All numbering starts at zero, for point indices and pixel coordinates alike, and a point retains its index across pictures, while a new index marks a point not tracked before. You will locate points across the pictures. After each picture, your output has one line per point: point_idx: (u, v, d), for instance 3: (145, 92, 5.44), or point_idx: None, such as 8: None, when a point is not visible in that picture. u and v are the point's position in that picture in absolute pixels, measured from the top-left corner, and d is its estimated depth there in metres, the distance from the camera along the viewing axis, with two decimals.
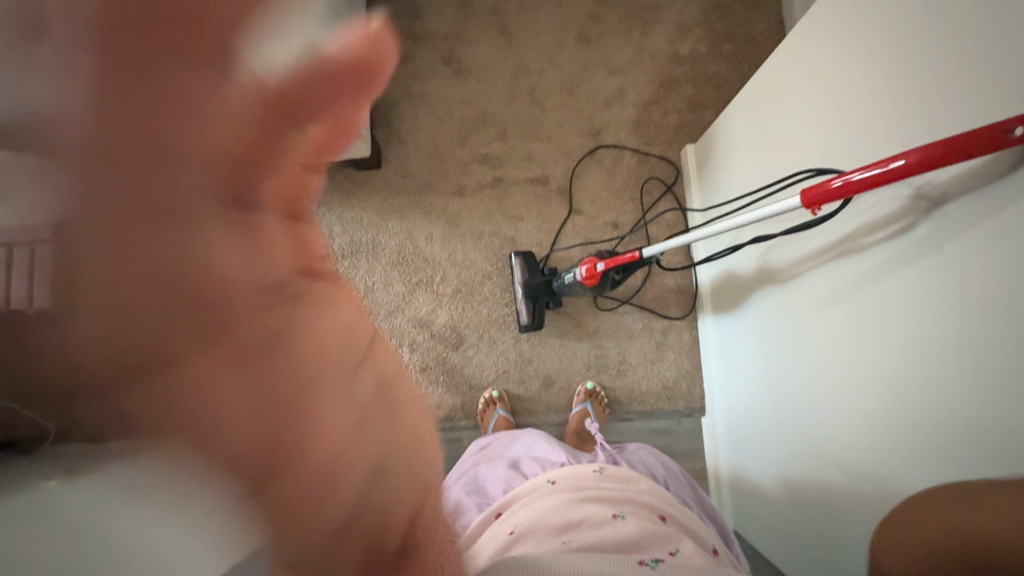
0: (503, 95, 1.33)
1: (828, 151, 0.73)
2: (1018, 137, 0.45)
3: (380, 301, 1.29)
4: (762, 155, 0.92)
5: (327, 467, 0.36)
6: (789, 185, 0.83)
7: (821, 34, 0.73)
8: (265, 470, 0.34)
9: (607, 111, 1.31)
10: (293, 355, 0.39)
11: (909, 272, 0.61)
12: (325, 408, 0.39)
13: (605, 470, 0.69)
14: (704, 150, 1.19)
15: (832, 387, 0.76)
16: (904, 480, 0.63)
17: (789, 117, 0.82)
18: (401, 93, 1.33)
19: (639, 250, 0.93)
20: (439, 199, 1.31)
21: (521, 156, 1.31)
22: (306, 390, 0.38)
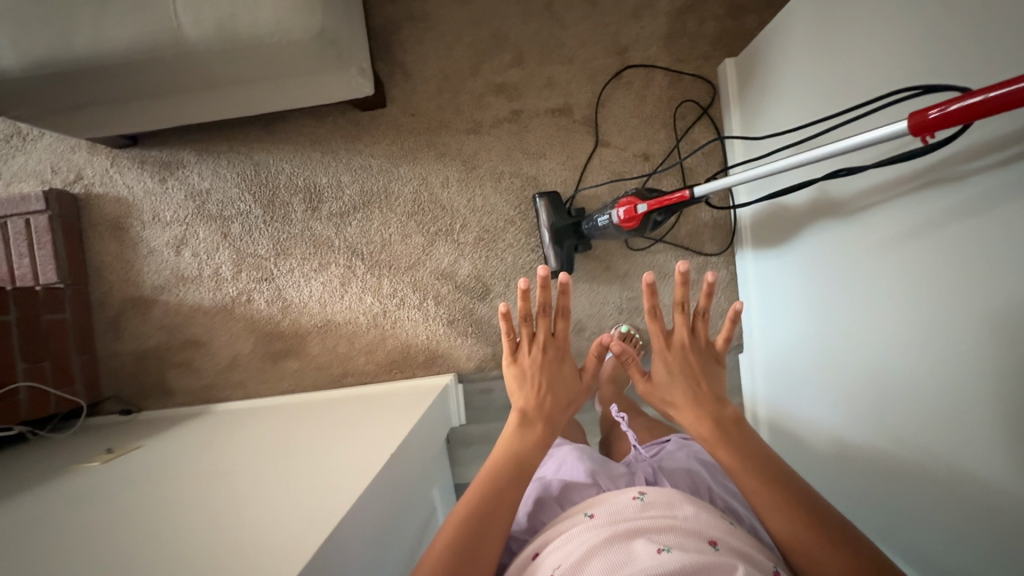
0: (516, 12, 1.17)
1: (916, 58, 0.62)
2: None
3: (399, 255, 1.22)
4: (824, 71, 0.80)
5: (524, 476, 0.65)
6: (865, 104, 0.72)
7: None
8: (513, 485, 0.63)
9: (635, 23, 1.16)
10: (522, 427, 0.70)
11: (1014, 206, 0.53)
12: (532, 445, 0.68)
13: (647, 497, 0.61)
14: (748, 66, 1.06)
15: (896, 331, 0.71)
16: (959, 454, 0.63)
17: (865, 21, 0.70)
18: (401, 16, 1.18)
19: (688, 189, 0.85)
20: (453, 139, 1.20)
21: (540, 83, 1.18)
22: (525, 436, 0.69)
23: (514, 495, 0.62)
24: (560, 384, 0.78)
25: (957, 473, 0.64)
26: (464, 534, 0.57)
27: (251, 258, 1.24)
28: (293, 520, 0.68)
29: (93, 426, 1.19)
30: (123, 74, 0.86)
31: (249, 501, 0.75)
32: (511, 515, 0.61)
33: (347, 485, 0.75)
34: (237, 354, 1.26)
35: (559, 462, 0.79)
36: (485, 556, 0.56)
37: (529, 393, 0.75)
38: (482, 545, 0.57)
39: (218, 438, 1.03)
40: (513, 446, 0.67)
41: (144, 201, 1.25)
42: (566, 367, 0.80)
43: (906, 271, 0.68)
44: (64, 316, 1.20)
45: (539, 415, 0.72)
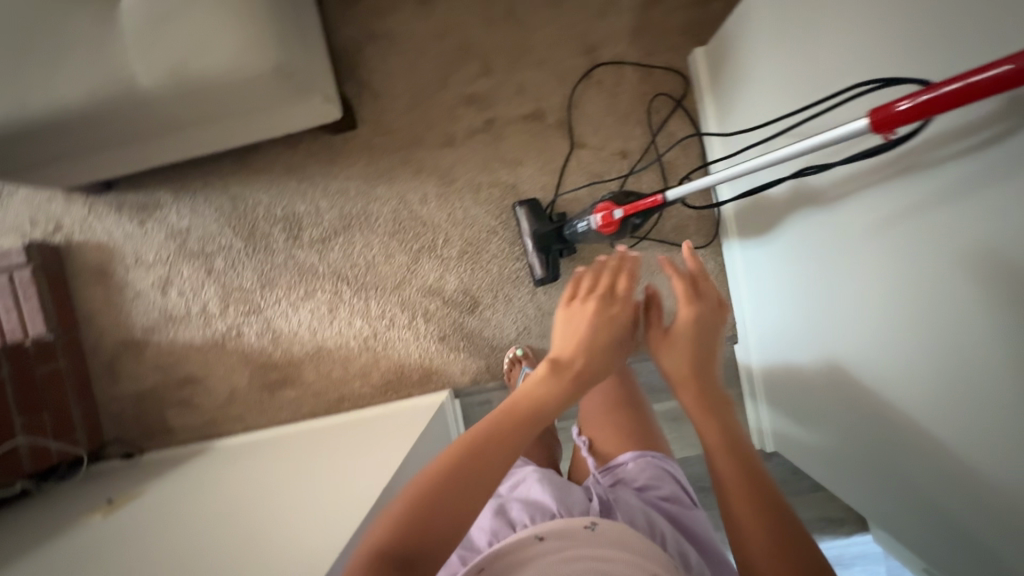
0: (480, 20, 1.16)
1: (875, 46, 0.61)
2: None
3: (384, 275, 1.21)
4: (792, 60, 0.78)
5: (530, 423, 0.58)
6: (833, 93, 0.70)
7: None
8: (515, 426, 0.58)
9: (602, 21, 1.14)
10: (549, 372, 0.63)
11: (988, 193, 0.51)
12: (550, 390, 0.61)
13: (598, 527, 0.65)
14: (718, 55, 1.04)
15: (886, 316, 0.70)
16: (952, 438, 0.63)
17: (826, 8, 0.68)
18: (364, 35, 1.17)
19: (663, 192, 0.84)
20: (427, 154, 1.18)
21: (510, 90, 1.16)
22: (546, 380, 0.62)
23: (512, 443, 0.56)
24: (607, 335, 0.67)
25: (950, 456, 0.64)
26: (432, 497, 0.51)
27: (237, 292, 1.23)
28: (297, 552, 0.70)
29: (97, 473, 1.19)
30: (85, 127, 0.85)
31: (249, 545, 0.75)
32: (503, 466, 0.55)
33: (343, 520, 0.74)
34: (233, 389, 1.26)
35: (521, 480, 0.80)
36: (464, 501, 0.52)
37: (572, 336, 0.67)
38: (450, 514, 0.50)
39: (220, 476, 1.03)
40: (534, 390, 0.61)
41: (125, 245, 1.24)
42: (626, 315, 0.69)
43: (887, 257, 0.67)
44: (58, 366, 1.20)
45: (572, 360, 0.64)
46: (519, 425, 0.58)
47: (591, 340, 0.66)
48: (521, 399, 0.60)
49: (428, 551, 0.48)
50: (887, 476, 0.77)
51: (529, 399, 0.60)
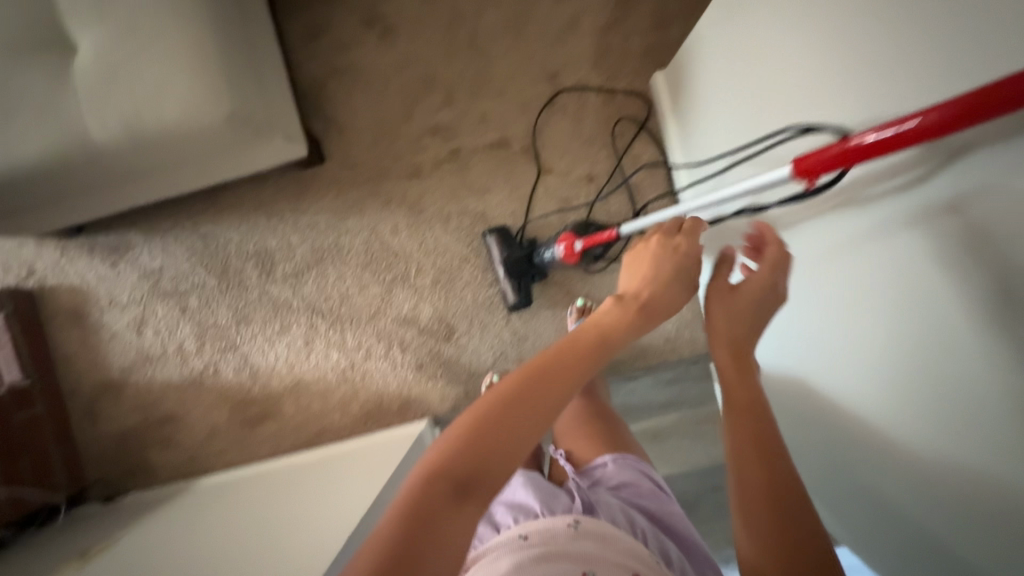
0: (441, 52, 1.17)
1: (821, 77, 0.62)
2: None
3: (359, 307, 1.22)
4: (745, 87, 0.80)
5: (596, 349, 0.54)
6: (785, 121, 0.72)
7: None
8: (581, 348, 0.53)
9: (561, 47, 1.16)
10: (615, 304, 0.59)
11: (922, 226, 0.52)
12: (618, 317, 0.57)
13: (581, 525, 0.65)
14: (676, 79, 1.06)
15: (850, 346, 0.69)
16: (920, 471, 0.60)
17: (774, 38, 0.70)
18: (327, 71, 1.19)
19: (614, 230, 0.85)
20: (396, 185, 1.19)
21: (475, 119, 1.18)
22: (612, 310, 0.58)
23: (578, 369, 0.51)
24: (674, 273, 0.62)
25: (924, 493, 0.60)
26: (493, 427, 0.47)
27: (213, 328, 1.24)
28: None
29: (77, 518, 1.19)
30: (45, 181, 0.85)
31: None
32: (566, 391, 0.50)
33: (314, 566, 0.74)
34: (213, 426, 1.26)
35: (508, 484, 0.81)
36: (524, 423, 0.47)
37: (640, 271, 0.63)
38: (504, 450, 0.46)
39: (198, 519, 1.03)
40: (603, 317, 0.57)
41: (99, 287, 1.25)
42: (696, 253, 0.65)
43: (833, 267, 0.68)
44: (34, 412, 1.18)
45: (638, 292, 0.60)
46: (588, 348, 0.53)
47: (668, 279, 0.61)
48: (590, 324, 0.57)
49: (483, 485, 0.45)
50: (875, 515, 0.73)
51: (598, 325, 0.56)
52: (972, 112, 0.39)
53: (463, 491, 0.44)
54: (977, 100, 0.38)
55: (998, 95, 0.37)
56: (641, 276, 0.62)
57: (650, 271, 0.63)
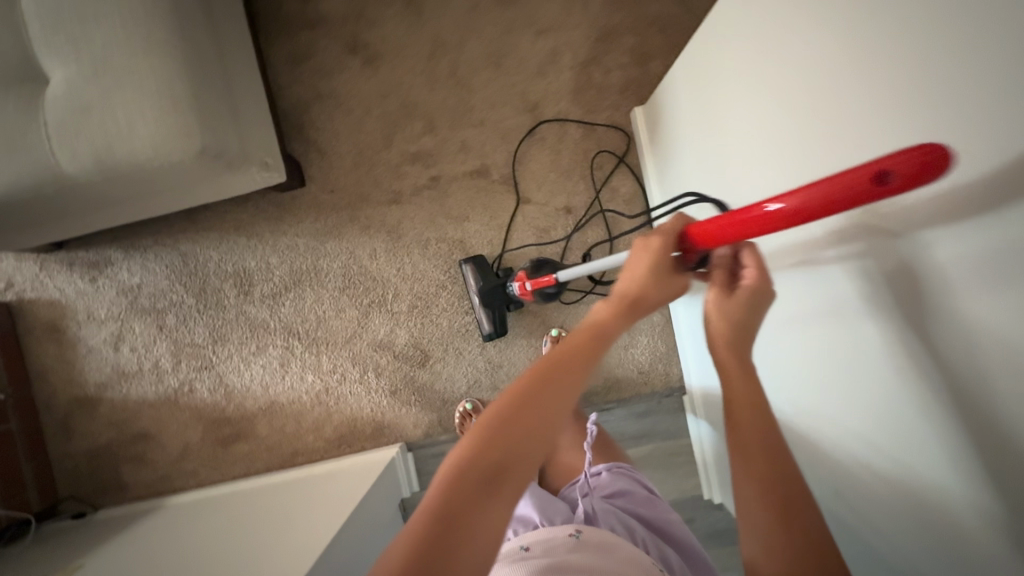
0: (423, 80, 1.18)
1: (778, 138, 0.62)
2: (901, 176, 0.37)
3: (335, 330, 1.22)
4: (715, 132, 0.80)
5: (606, 337, 0.50)
6: (749, 172, 0.72)
7: (759, 24, 0.62)
8: (595, 339, 0.49)
9: (541, 80, 1.17)
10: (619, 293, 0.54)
11: (858, 292, 0.53)
12: (625, 308, 0.52)
13: (582, 534, 0.66)
14: (654, 115, 1.06)
15: (802, 390, 0.70)
16: (866, 518, 0.62)
17: (735, 91, 0.71)
18: (309, 96, 1.20)
19: (552, 277, 0.97)
20: (375, 211, 1.20)
21: (455, 148, 1.18)
22: (618, 300, 0.53)
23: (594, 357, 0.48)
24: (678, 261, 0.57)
25: (867, 538, 0.63)
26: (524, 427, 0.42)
27: (190, 347, 1.24)
28: None
29: (47, 534, 1.19)
30: (17, 206, 0.86)
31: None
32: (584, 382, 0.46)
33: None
34: (188, 443, 1.26)
35: None
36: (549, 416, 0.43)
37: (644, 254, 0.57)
38: (540, 448, 0.42)
39: (164, 540, 1.02)
40: (611, 305, 0.53)
41: (78, 302, 1.25)
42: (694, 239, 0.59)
43: (787, 314, 0.70)
44: (9, 427, 1.19)
45: (645, 274, 0.55)
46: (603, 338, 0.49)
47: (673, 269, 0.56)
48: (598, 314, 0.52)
49: (518, 480, 0.40)
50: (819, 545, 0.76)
51: (608, 315, 0.51)
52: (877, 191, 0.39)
53: (502, 488, 0.40)
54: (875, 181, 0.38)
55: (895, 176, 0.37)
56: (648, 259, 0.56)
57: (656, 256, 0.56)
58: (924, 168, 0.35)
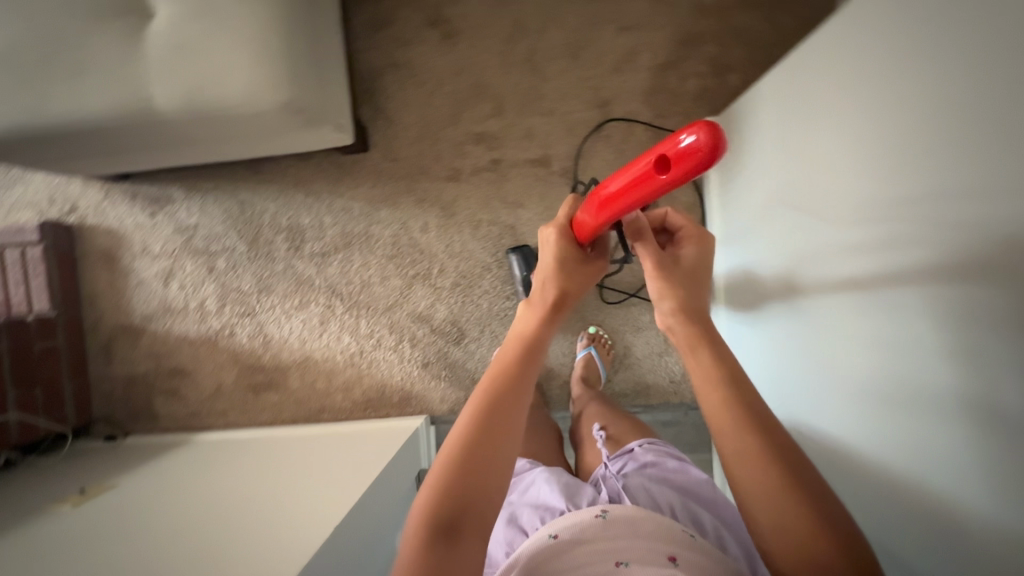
0: (498, 63, 1.19)
1: (876, 169, 0.60)
2: (683, 149, 0.44)
3: (378, 296, 1.24)
4: (800, 152, 0.78)
5: (524, 356, 0.58)
6: (833, 199, 0.69)
7: (857, 47, 0.62)
8: (513, 366, 0.57)
9: (616, 78, 1.16)
10: (525, 315, 0.61)
11: (931, 319, 0.53)
12: (536, 328, 0.60)
13: (610, 514, 0.61)
14: (728, 126, 1.05)
15: (855, 419, 0.69)
16: (912, 553, 0.61)
17: (820, 113, 0.71)
18: (384, 63, 1.21)
19: None
20: (432, 185, 1.21)
21: (520, 134, 1.19)
22: (531, 320, 0.61)
23: (517, 377, 0.56)
24: (574, 260, 0.65)
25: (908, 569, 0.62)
26: (469, 471, 0.50)
27: (236, 293, 1.27)
28: (271, 545, 0.79)
29: (78, 451, 1.23)
30: (105, 135, 0.89)
31: (216, 560, 0.77)
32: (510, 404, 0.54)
33: (300, 551, 0.75)
34: (221, 384, 1.30)
35: (528, 486, 0.77)
36: (492, 445, 0.52)
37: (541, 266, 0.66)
38: (487, 476, 0.50)
39: (194, 473, 1.06)
40: (523, 327, 0.61)
41: (135, 234, 1.29)
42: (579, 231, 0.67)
43: (846, 341, 0.69)
44: (55, 343, 1.24)
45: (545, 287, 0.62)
46: (522, 364, 0.57)
47: (573, 265, 0.64)
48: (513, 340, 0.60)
49: (476, 513, 0.48)
50: None
51: (520, 343, 0.59)
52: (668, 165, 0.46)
53: (464, 523, 0.47)
54: (667, 155, 0.46)
55: (676, 150, 0.44)
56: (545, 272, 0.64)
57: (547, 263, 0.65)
58: (693, 143, 0.43)
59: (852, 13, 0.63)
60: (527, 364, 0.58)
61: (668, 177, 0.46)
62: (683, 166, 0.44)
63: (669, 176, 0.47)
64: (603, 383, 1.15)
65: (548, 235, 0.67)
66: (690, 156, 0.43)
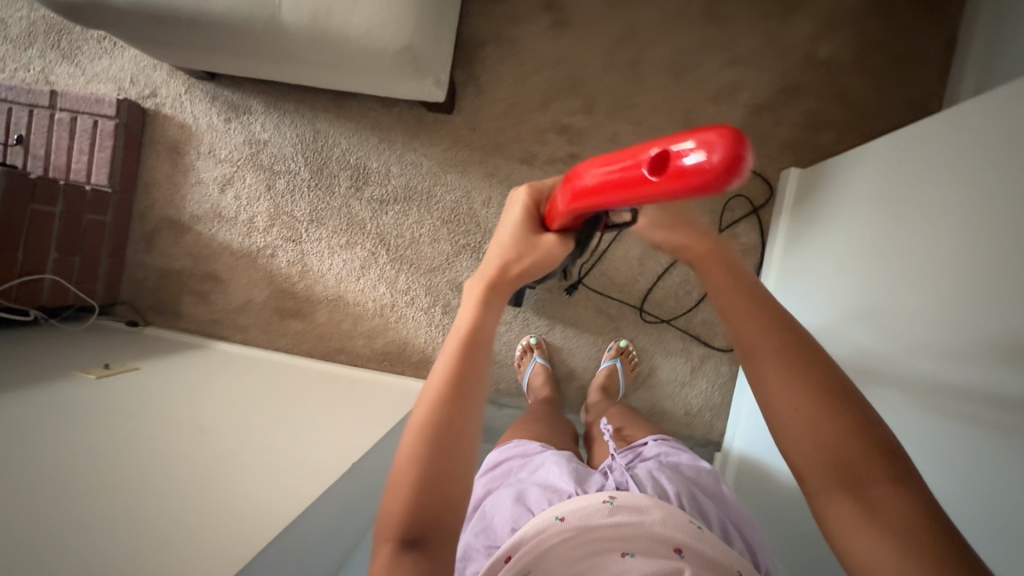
0: (601, 62, 1.19)
1: (966, 277, 0.60)
2: (687, 163, 0.31)
3: (423, 256, 1.25)
4: (882, 233, 0.77)
5: (471, 343, 0.47)
6: (909, 287, 0.69)
7: (965, 137, 0.64)
8: (458, 357, 0.47)
9: (712, 106, 1.17)
10: (470, 304, 0.49)
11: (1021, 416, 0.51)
12: (486, 312, 0.49)
13: (617, 500, 0.54)
14: (809, 182, 1.05)
15: None
16: None
17: (912, 194, 0.72)
18: (490, 34, 1.21)
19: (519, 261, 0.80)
20: (505, 163, 1.22)
21: (603, 137, 1.19)
22: (482, 306, 0.49)
23: (466, 364, 0.46)
24: (528, 237, 0.52)
25: None
26: (426, 486, 0.43)
27: (287, 217, 1.29)
28: (276, 475, 0.78)
29: (100, 328, 1.26)
30: (220, 31, 0.90)
31: (228, 464, 0.79)
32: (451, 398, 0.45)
33: (309, 489, 0.76)
34: (250, 300, 1.31)
35: (535, 466, 0.69)
36: (448, 451, 0.44)
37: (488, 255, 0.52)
38: (448, 487, 0.43)
39: (210, 376, 1.07)
40: (468, 316, 0.49)
41: (205, 134, 1.30)
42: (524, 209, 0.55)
43: (911, 428, 0.67)
44: (105, 218, 1.26)
45: (493, 271, 0.50)
46: (471, 352, 0.47)
47: (526, 238, 0.52)
48: (456, 331, 0.48)
49: (443, 523, 0.43)
50: None
51: (462, 331, 0.48)
52: (662, 176, 0.33)
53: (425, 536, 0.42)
54: (667, 159, 0.32)
55: (678, 158, 0.31)
56: (494, 260, 0.51)
57: (494, 249, 0.52)
58: (701, 161, 0.29)
59: (962, 106, 0.66)
60: (479, 351, 0.48)
61: (658, 189, 0.33)
62: (683, 182, 0.31)
63: (658, 187, 0.34)
64: (620, 396, 1.15)
65: (517, 199, 0.56)
66: (692, 178, 0.31)
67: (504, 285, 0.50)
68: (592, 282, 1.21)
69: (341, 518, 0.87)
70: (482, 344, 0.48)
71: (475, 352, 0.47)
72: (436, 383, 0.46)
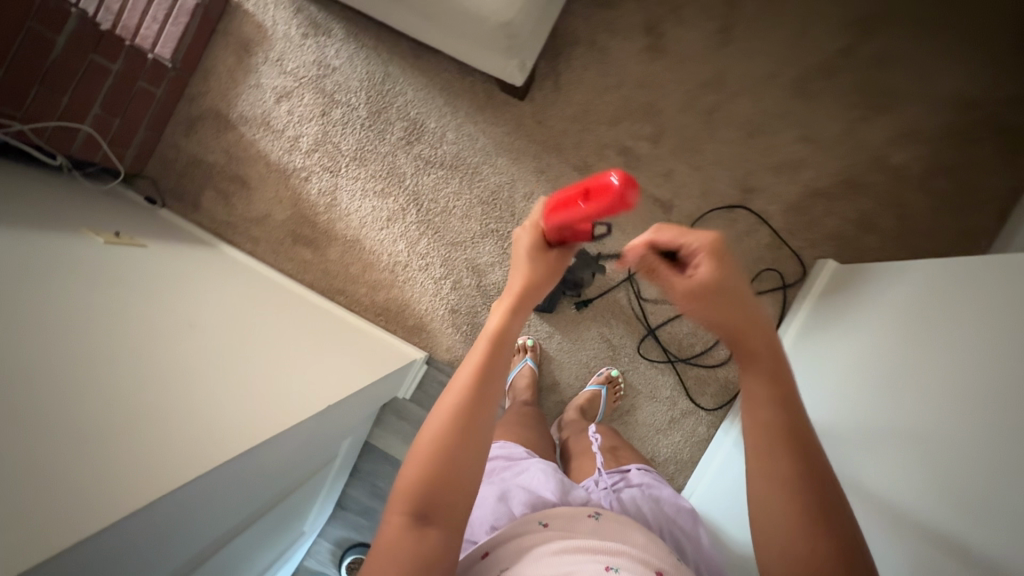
0: (680, 99, 1.19)
1: (1006, 429, 0.58)
2: (604, 189, 0.47)
3: (451, 228, 1.25)
4: (903, 351, 0.77)
5: (498, 348, 0.51)
6: (919, 415, 0.69)
7: (1010, 287, 0.65)
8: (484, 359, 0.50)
9: (772, 175, 1.17)
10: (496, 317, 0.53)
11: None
12: (511, 323, 0.52)
13: (602, 517, 0.55)
14: (846, 276, 1.04)
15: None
16: None
17: (944, 318, 0.73)
18: (584, 36, 1.21)
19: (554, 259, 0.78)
20: (557, 165, 1.22)
21: (658, 170, 1.20)
22: (511, 320, 0.52)
23: (494, 364, 0.50)
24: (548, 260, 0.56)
25: None
26: (442, 473, 0.46)
27: (331, 147, 1.28)
28: (251, 394, 0.78)
29: (118, 194, 1.25)
30: None
31: (209, 368, 0.79)
32: (479, 393, 0.49)
33: (278, 420, 0.76)
34: (269, 215, 1.30)
35: (522, 468, 0.69)
36: (468, 441, 0.47)
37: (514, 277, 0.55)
38: (463, 475, 0.46)
39: (214, 276, 1.07)
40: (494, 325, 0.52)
41: (278, 42, 1.29)
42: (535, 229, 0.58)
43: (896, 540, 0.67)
44: (155, 90, 1.25)
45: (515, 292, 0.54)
46: (497, 353, 0.51)
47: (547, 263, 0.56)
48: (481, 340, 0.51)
49: (447, 507, 0.45)
50: None
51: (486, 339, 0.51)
52: (589, 198, 0.49)
53: (433, 516, 0.45)
54: (592, 187, 0.49)
55: (597, 186, 0.48)
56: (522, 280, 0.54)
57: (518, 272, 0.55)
58: (613, 182, 0.47)
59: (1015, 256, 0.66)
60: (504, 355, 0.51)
61: (586, 207, 0.49)
62: (600, 201, 0.48)
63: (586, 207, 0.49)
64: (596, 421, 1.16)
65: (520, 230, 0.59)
66: (607, 195, 0.47)
67: (527, 300, 0.54)
68: (603, 305, 1.21)
69: (298, 453, 0.87)
70: (507, 348, 0.51)
71: (500, 354, 0.51)
72: (467, 375, 0.49)
